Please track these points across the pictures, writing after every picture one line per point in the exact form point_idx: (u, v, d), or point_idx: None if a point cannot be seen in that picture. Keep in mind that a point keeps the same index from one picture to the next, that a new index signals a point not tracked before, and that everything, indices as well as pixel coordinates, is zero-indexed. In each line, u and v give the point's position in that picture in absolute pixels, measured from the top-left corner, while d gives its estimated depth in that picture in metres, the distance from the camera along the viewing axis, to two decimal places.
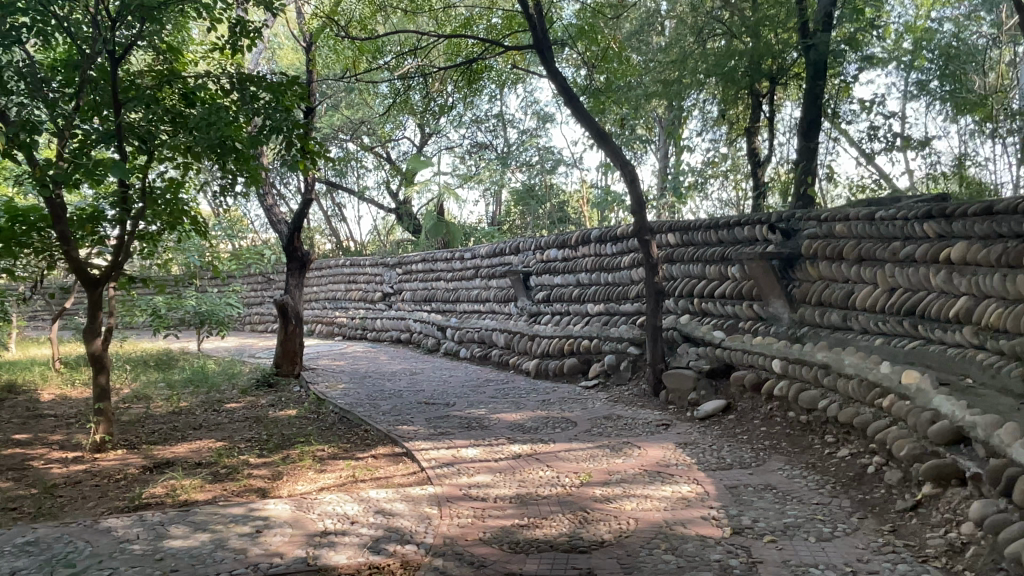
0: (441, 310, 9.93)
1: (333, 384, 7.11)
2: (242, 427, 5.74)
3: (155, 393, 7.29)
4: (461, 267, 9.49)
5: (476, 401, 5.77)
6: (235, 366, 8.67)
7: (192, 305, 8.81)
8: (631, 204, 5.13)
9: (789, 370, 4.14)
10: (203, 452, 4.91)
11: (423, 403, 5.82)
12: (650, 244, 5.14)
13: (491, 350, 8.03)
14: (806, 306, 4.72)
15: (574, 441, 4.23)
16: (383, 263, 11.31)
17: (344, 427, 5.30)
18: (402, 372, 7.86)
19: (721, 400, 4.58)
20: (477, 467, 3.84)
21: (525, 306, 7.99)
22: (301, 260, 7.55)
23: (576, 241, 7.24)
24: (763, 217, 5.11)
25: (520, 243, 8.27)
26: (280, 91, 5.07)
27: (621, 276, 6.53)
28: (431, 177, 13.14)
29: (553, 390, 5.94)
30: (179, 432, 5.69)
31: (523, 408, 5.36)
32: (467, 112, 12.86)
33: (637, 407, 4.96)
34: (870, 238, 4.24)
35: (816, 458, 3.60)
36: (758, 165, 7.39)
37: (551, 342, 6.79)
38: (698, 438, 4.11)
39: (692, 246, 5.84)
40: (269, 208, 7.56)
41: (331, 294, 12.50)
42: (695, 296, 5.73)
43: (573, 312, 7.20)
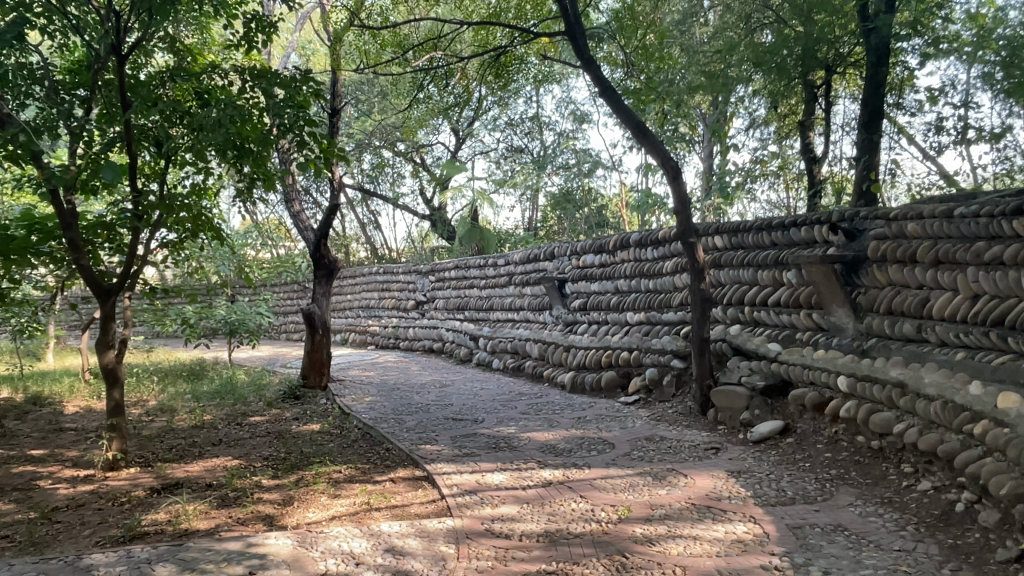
0: (474, 318, 9.60)
1: (360, 396, 6.81)
2: (262, 443, 5.46)
3: (180, 405, 7.08)
4: (494, 273, 9.14)
5: (508, 417, 5.38)
6: (264, 376, 8.46)
7: (221, 314, 8.63)
8: (675, 204, 4.68)
9: (858, 389, 3.65)
10: (218, 472, 4.63)
11: (450, 419, 5.47)
12: (695, 246, 4.67)
13: (525, 361, 7.66)
14: (874, 315, 4.22)
15: (612, 467, 3.81)
16: (416, 270, 11.03)
17: (366, 444, 4.97)
18: (432, 384, 7.52)
19: (778, 421, 4.10)
20: (502, 497, 3.45)
21: (560, 315, 7.60)
22: (329, 267, 7.28)
23: (615, 246, 6.82)
24: (822, 217, 4.62)
25: (555, 248, 7.88)
26: (293, 88, 4.60)
27: (664, 283, 6.09)
28: (466, 182, 12.86)
29: (590, 406, 5.52)
30: (197, 449, 5.44)
31: (557, 426, 4.96)
32: (501, 115, 12.53)
33: (683, 427, 4.52)
34: (948, 238, 3.72)
35: (892, 491, 3.10)
36: (814, 162, 6.84)
37: (588, 354, 6.38)
38: (753, 465, 3.66)
39: (741, 249, 5.37)
40: (296, 214, 7.32)
41: (364, 303, 12.28)
42: (746, 304, 5.26)
43: (611, 321, 6.78)
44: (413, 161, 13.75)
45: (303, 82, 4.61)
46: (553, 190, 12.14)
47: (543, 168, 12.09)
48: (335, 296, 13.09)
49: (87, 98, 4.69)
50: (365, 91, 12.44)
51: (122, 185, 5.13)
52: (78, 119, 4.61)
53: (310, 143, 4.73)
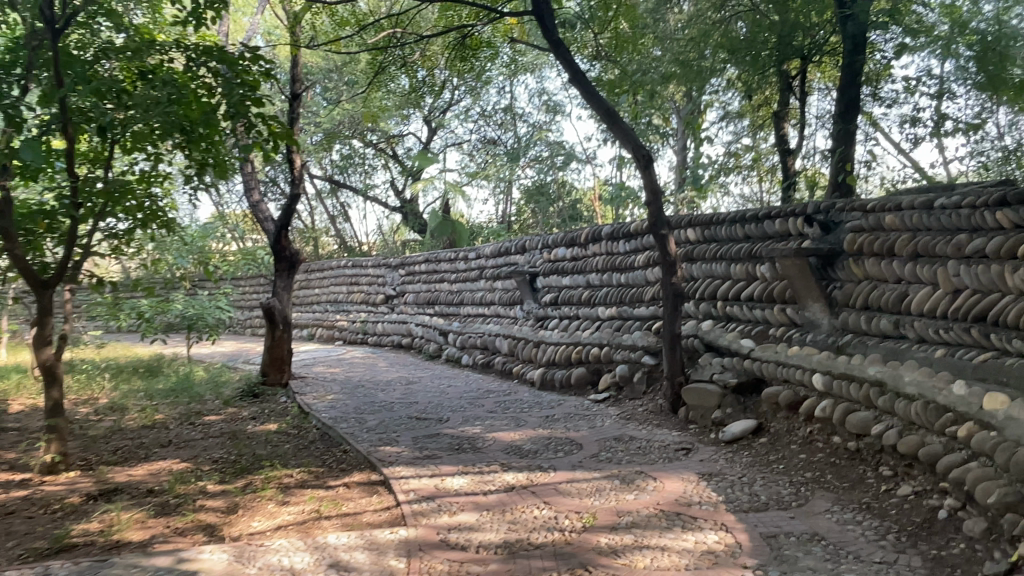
0: (444, 313, 9.36)
1: (322, 394, 6.54)
2: (214, 444, 5.18)
3: (131, 404, 6.75)
4: (465, 267, 8.91)
5: (473, 416, 5.16)
6: (223, 373, 8.15)
7: (179, 309, 8.27)
8: (646, 195, 4.49)
9: (834, 387, 3.50)
10: (163, 476, 4.35)
11: (413, 419, 5.24)
12: (667, 238, 4.49)
13: (494, 357, 7.44)
14: (850, 311, 4.08)
15: (579, 470, 3.62)
16: (386, 264, 10.76)
17: (323, 446, 4.72)
18: (397, 380, 7.28)
19: (751, 421, 3.94)
20: (461, 503, 3.23)
21: (531, 310, 7.39)
22: (290, 260, 7.00)
23: (587, 238, 6.63)
24: (798, 209, 4.47)
25: (526, 241, 7.68)
26: (238, 66, 4.32)
27: (636, 277, 5.91)
28: (437, 173, 12.59)
29: (558, 404, 5.33)
30: (144, 451, 5.14)
31: (523, 425, 4.75)
32: (473, 106, 12.28)
33: (653, 427, 4.34)
34: (928, 230, 3.58)
35: (871, 496, 2.95)
36: (788, 154, 6.70)
37: (558, 350, 6.18)
38: (725, 468, 3.48)
39: (715, 243, 5.20)
40: (256, 204, 7.04)
41: (331, 297, 11.96)
42: (719, 299, 5.09)
43: (583, 317, 6.59)
44: (384, 152, 13.45)
45: (252, 62, 4.34)
46: (526, 183, 11.92)
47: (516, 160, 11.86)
48: (302, 289, 12.75)
49: (23, 77, 4.38)
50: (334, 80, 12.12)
51: (60, 169, 4.79)
52: (13, 100, 4.29)
53: (259, 125, 4.46)
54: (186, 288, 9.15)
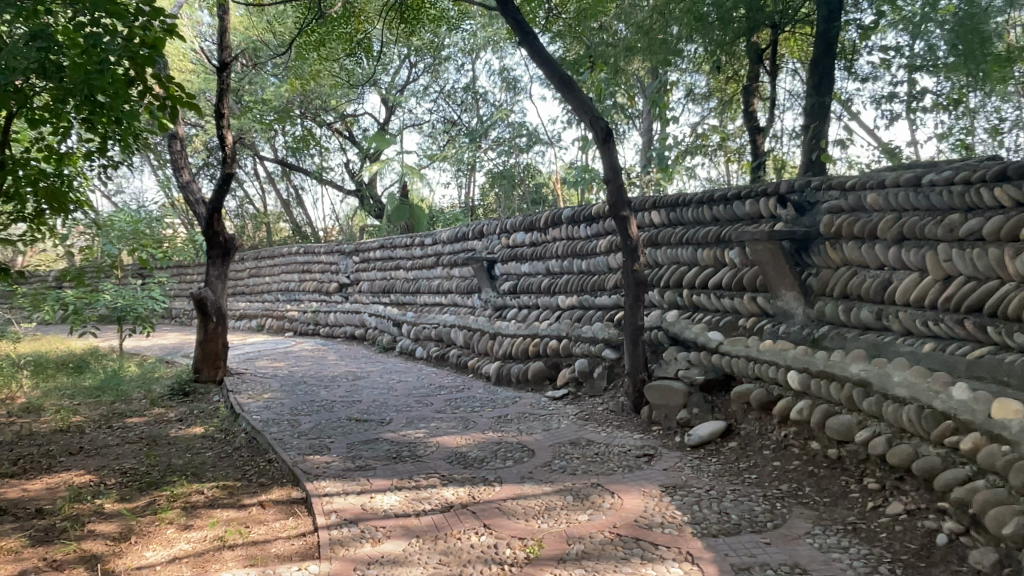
0: (399, 303, 8.85)
1: (260, 392, 6.01)
2: (129, 451, 4.64)
3: (48, 403, 6.12)
4: (421, 254, 8.41)
5: (419, 417, 4.70)
6: (157, 369, 7.55)
7: (108, 300, 7.65)
8: (604, 173, 4.04)
9: (812, 387, 3.14)
10: (59, 493, 3.78)
11: (353, 421, 4.76)
12: (629, 221, 4.04)
13: (449, 350, 6.95)
14: (826, 300, 3.71)
15: (528, 482, 3.19)
16: (339, 250, 10.21)
17: (247, 455, 4.22)
18: (344, 375, 6.77)
19: (720, 423, 3.55)
20: (389, 528, 2.77)
21: (489, 299, 6.94)
22: (224, 246, 6.47)
23: (546, 223, 6.19)
24: (769, 188, 4.09)
25: (483, 226, 7.22)
26: (129, 17, 3.67)
27: (597, 264, 5.49)
28: (395, 155, 12.02)
29: (513, 402, 4.89)
30: (47, 459, 4.48)
31: (472, 427, 4.29)
32: (432, 86, 11.73)
33: (613, 429, 3.92)
34: (915, 211, 3.22)
35: (857, 516, 2.59)
36: (759, 132, 6.30)
37: (514, 342, 5.71)
38: (691, 478, 3.09)
39: (680, 226, 4.80)
40: (187, 185, 6.52)
41: (283, 285, 11.35)
42: (685, 287, 4.69)
43: (542, 306, 6.15)
44: (339, 133, 12.85)
45: (148, 16, 3.73)
46: (491, 167, 11.38)
47: (477, 143, 11.33)
48: (253, 278, 12.10)
49: None
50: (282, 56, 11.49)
51: None
52: None
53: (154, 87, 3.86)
54: (117, 277, 8.49)
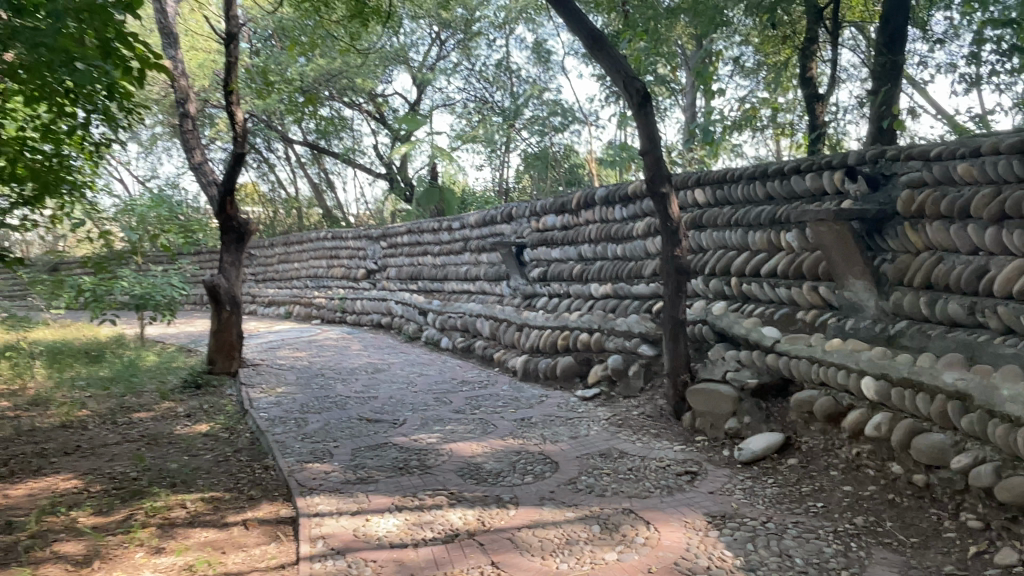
0: (426, 290, 8.45)
1: (273, 386, 5.66)
2: (126, 451, 4.32)
3: (58, 396, 5.88)
4: (448, 239, 7.98)
5: (435, 418, 4.27)
6: (176, 359, 7.29)
7: (125, 287, 7.42)
8: (640, 143, 3.42)
9: (893, 399, 2.61)
10: (38, 500, 3.45)
11: (365, 421, 4.36)
12: (669, 198, 3.44)
13: (475, 341, 6.51)
14: (904, 291, 3.15)
15: (548, 504, 2.73)
16: (367, 236, 9.85)
17: (245, 460, 3.84)
18: (365, 368, 6.38)
19: (776, 436, 3.04)
20: (380, 563, 2.34)
21: (518, 287, 6.47)
22: (238, 231, 6.13)
23: (578, 204, 5.69)
24: (835, 160, 3.53)
25: (512, 208, 6.74)
26: None
27: (634, 249, 4.98)
28: (425, 136, 11.57)
29: (539, 402, 4.43)
30: (39, 460, 4.18)
31: (491, 432, 3.84)
32: (464, 63, 11.22)
33: (649, 438, 3.43)
34: (1020, 184, 2.64)
35: (957, 565, 2.08)
36: (818, 100, 5.61)
37: (542, 334, 5.22)
38: (743, 506, 2.59)
39: (727, 206, 4.27)
40: (199, 166, 6.20)
41: (312, 272, 11.06)
42: (733, 274, 4.16)
43: (574, 295, 5.66)
44: (370, 116, 12.47)
45: None
46: (526, 149, 10.85)
47: (510, 123, 10.79)
48: (282, 263, 11.84)
49: None
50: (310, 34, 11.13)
51: None
52: None
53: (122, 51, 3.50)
54: (137, 264, 8.25)
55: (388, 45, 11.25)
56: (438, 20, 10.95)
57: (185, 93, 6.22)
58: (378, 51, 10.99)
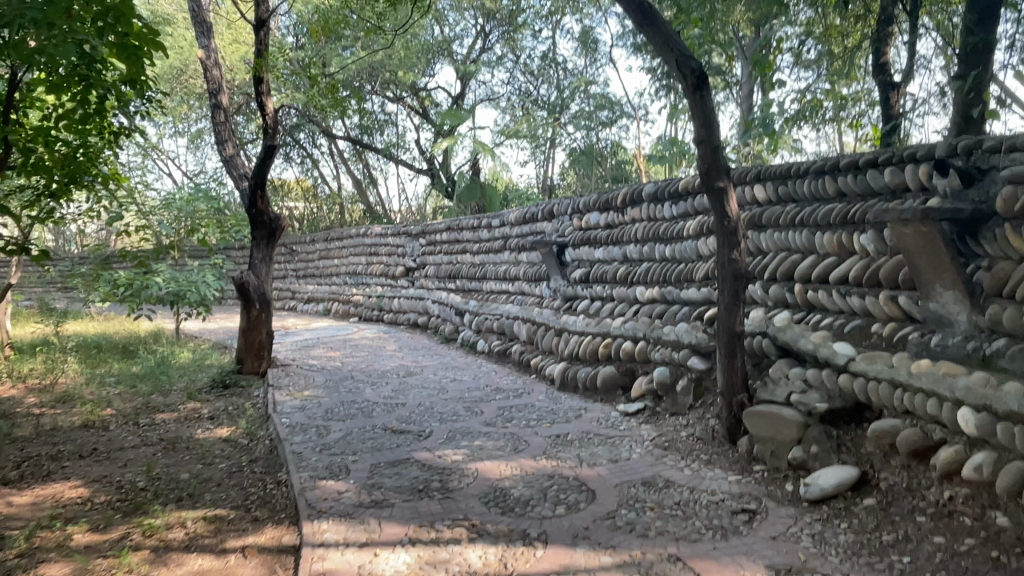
0: (464, 290, 8.15)
1: (301, 388, 5.43)
2: (141, 456, 4.12)
3: (87, 393, 5.78)
4: (488, 237, 7.66)
5: (464, 431, 3.95)
6: (209, 357, 7.16)
7: (160, 282, 7.32)
8: (694, 130, 2.98)
9: (1000, 438, 2.18)
10: (39, 511, 3.25)
11: (389, 431, 4.07)
12: (727, 193, 2.99)
13: (512, 344, 6.17)
14: (1004, 304, 2.69)
15: (581, 545, 2.37)
16: (406, 233, 9.62)
17: (259, 472, 3.58)
18: (397, 370, 6.11)
19: (850, 471, 2.62)
20: None
21: (558, 288, 6.12)
22: (269, 227, 5.93)
23: (624, 201, 5.31)
24: (920, 152, 3.09)
25: (553, 205, 6.39)
26: None
27: (685, 250, 4.57)
28: (467, 131, 11.27)
29: (577, 416, 4.07)
30: (51, 464, 4.00)
31: (522, 449, 3.49)
32: (509, 55, 10.90)
33: (700, 466, 3.04)
34: None
35: None
36: (895, 88, 5.14)
37: (581, 340, 4.83)
38: (812, 559, 2.19)
39: (791, 204, 3.84)
40: (230, 159, 6.02)
41: (351, 269, 10.89)
42: (797, 280, 3.73)
43: (619, 299, 5.27)
44: (413, 110, 12.21)
45: None
46: (571, 145, 10.44)
47: (555, 118, 10.40)
48: (322, 260, 11.70)
49: None
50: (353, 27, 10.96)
51: None
52: None
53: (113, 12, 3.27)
54: (173, 259, 8.15)
55: (431, 37, 10.98)
56: (483, 10, 10.64)
57: (217, 83, 6.05)
58: (422, 43, 10.75)
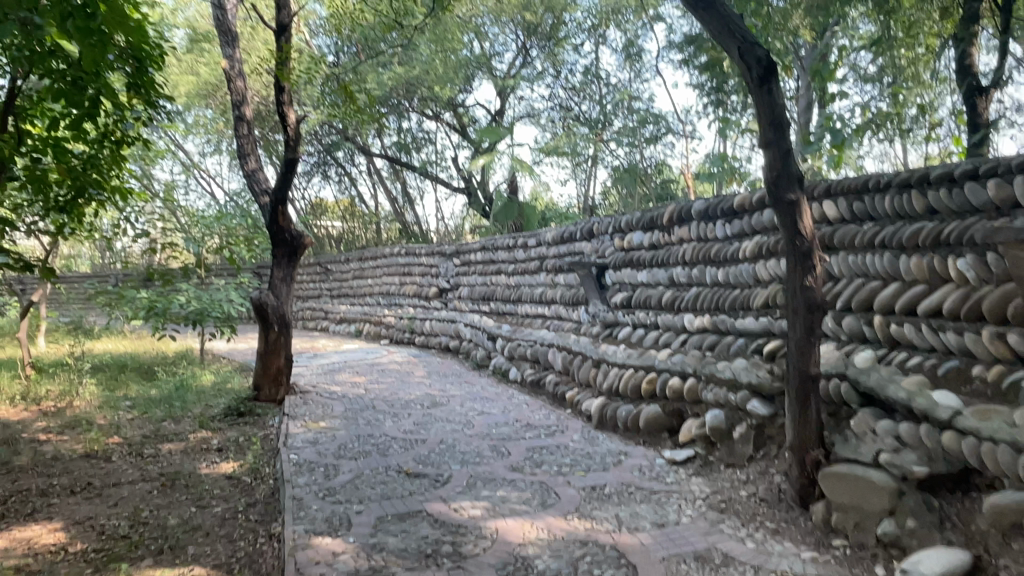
0: (499, 313, 7.72)
1: (317, 418, 5.04)
2: (136, 494, 3.76)
3: (99, 418, 5.50)
4: (524, 257, 7.22)
5: (487, 476, 3.49)
6: (230, 380, 6.86)
7: (183, 301, 7.05)
8: (759, 132, 2.49)
9: None
10: (7, 560, 2.88)
11: (404, 473, 3.63)
12: (800, 207, 2.48)
13: (546, 374, 5.69)
14: None
15: None
16: (440, 252, 9.25)
17: (254, 521, 3.18)
18: (423, 399, 5.68)
19: (962, 557, 2.06)
20: None
21: (597, 313, 5.64)
22: (290, 245, 5.60)
23: (671, 219, 4.82)
24: None
25: (593, 223, 5.93)
26: None
27: (741, 274, 4.10)
28: (506, 149, 10.90)
29: (616, 462, 3.56)
30: (38, 501, 3.66)
31: (551, 504, 3.00)
32: (549, 71, 10.52)
33: (765, 537, 2.51)
34: None
35: None
36: (983, 92, 4.55)
37: (622, 373, 4.31)
38: None
39: (868, 223, 3.32)
40: (253, 174, 5.72)
41: (384, 289, 10.58)
42: (876, 311, 3.19)
43: (664, 327, 4.77)
44: (452, 127, 11.91)
45: None
46: (614, 163, 9.93)
47: (598, 134, 9.93)
48: (356, 280, 11.42)
49: None
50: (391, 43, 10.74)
51: None
52: None
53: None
54: (200, 278, 7.91)
55: (470, 52, 10.67)
56: (523, 23, 10.30)
57: (240, 94, 5.77)
58: (461, 58, 10.44)
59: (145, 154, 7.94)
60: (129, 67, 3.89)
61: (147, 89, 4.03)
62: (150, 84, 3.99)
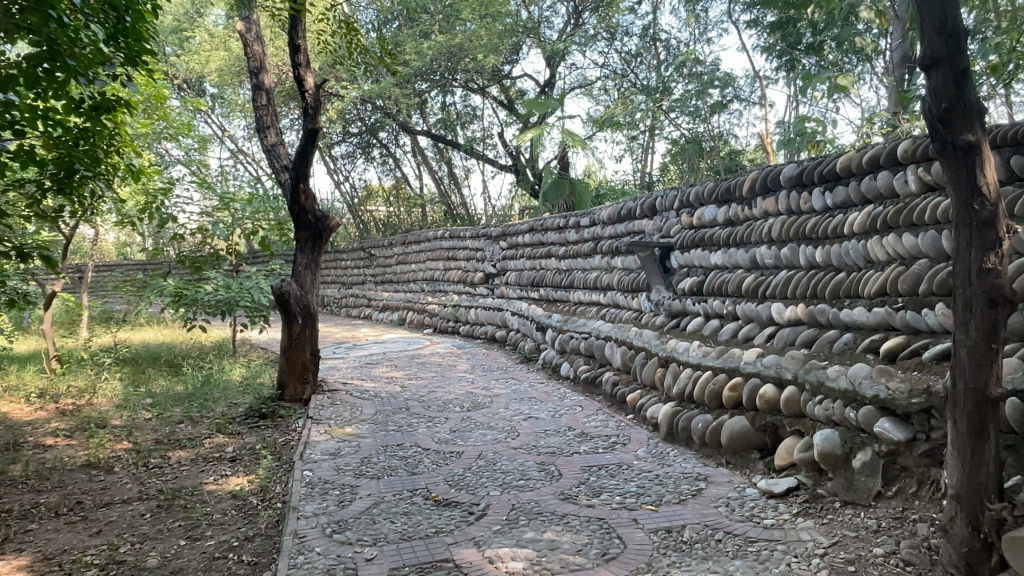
0: (549, 300, 7.04)
1: (343, 422, 4.45)
2: (125, 520, 3.23)
3: (114, 420, 5.05)
4: (576, 237, 6.50)
5: (533, 506, 2.82)
6: (261, 374, 6.38)
7: (210, 289, 6.57)
8: (921, 41, 1.73)
9: None
10: None
11: (432, 499, 2.99)
12: (979, 152, 1.70)
13: (602, 371, 4.98)
14: None
15: None
16: (485, 234, 8.60)
17: (245, 565, 2.59)
18: (463, 399, 5.05)
19: None
20: None
21: (660, 301, 4.90)
22: (315, 227, 5.02)
23: (753, 189, 4.04)
24: None
25: (655, 198, 5.17)
26: None
27: (848, 254, 3.32)
28: (556, 122, 10.12)
29: (695, 492, 2.84)
30: (14, 527, 3.16)
31: (614, 556, 2.30)
32: (603, 34, 9.53)
33: None
34: None
35: None
36: None
37: (696, 376, 3.56)
38: None
39: None
40: (272, 149, 5.15)
41: (428, 274, 10.00)
42: None
43: (743, 318, 4.00)
44: (498, 101, 11.20)
45: None
46: (674, 134, 9.02)
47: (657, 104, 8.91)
48: (399, 265, 10.87)
49: None
50: (432, 12, 10.07)
51: None
52: None
53: None
54: (231, 266, 7.44)
55: (516, 18, 9.92)
56: None
57: (257, 60, 5.19)
58: (507, 25, 9.69)
59: (172, 134, 7.51)
60: (106, 16, 3.34)
61: (130, 39, 3.49)
62: (134, 32, 3.46)
